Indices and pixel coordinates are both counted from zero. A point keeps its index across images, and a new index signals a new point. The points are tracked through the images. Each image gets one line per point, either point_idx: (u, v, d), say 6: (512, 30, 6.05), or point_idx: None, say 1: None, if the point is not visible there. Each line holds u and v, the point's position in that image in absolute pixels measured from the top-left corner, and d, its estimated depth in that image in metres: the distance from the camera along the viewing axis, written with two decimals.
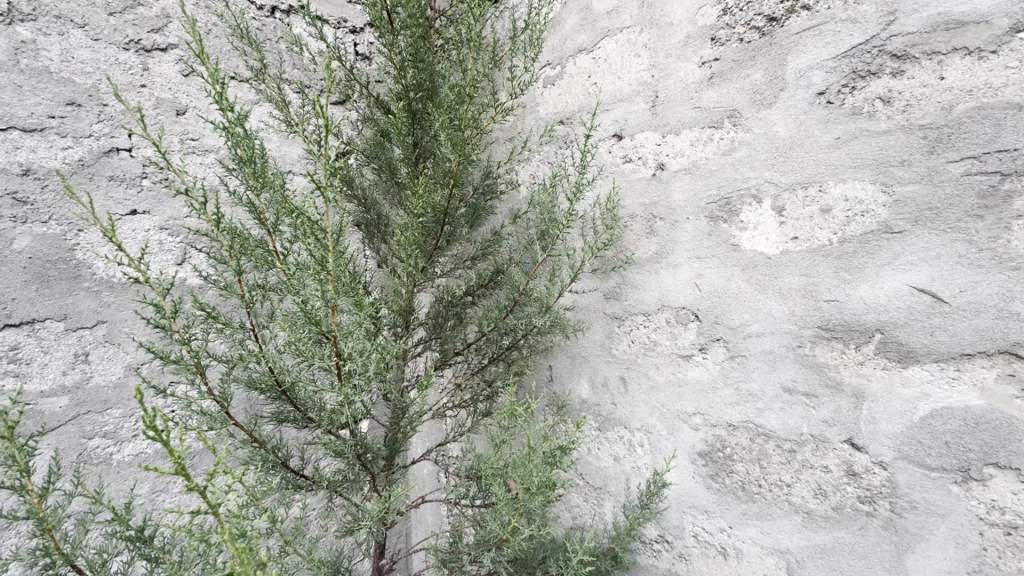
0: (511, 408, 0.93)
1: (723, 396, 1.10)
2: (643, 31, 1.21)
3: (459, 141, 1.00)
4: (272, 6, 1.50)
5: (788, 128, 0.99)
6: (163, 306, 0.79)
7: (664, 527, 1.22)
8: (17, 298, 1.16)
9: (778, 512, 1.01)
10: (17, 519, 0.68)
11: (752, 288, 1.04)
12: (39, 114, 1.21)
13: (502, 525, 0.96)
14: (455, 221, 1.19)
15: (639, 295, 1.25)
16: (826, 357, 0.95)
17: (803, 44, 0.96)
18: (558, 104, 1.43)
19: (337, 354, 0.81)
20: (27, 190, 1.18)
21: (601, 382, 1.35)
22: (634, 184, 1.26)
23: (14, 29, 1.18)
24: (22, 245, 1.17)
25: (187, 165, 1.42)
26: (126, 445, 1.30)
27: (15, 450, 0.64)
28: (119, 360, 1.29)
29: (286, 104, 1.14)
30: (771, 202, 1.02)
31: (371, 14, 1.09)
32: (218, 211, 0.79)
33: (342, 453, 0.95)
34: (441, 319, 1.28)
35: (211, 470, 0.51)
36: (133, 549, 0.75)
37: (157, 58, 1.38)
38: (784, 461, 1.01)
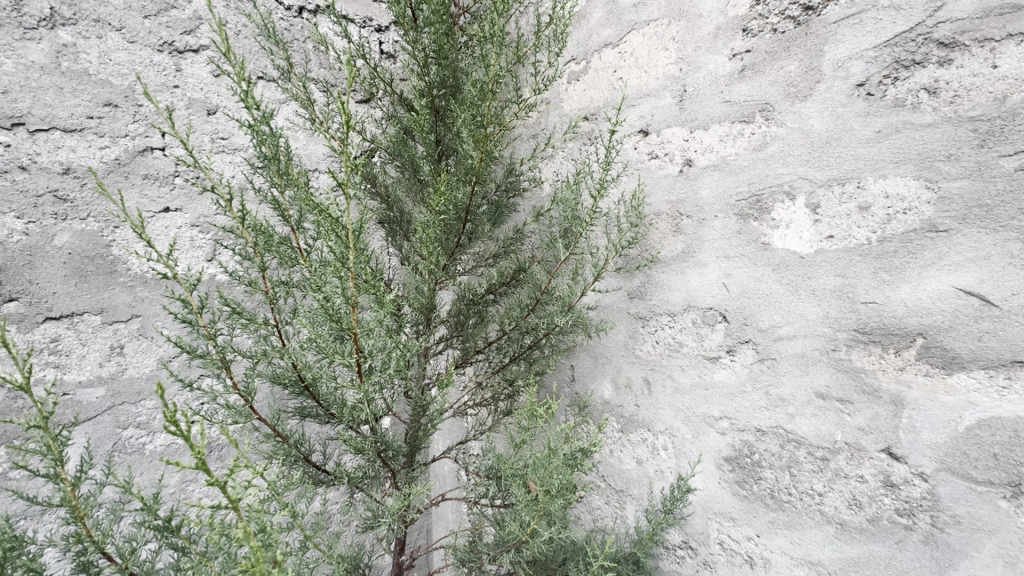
0: (532, 408, 0.91)
1: (751, 400, 1.06)
2: (671, 24, 1.18)
3: (481, 137, 0.99)
4: (300, 7, 1.52)
5: (824, 122, 0.95)
6: (190, 301, 0.80)
7: (688, 533, 1.18)
8: (57, 293, 1.20)
9: (808, 522, 0.97)
10: (52, 506, 0.70)
11: (784, 289, 1.00)
12: (79, 114, 1.25)
13: (522, 526, 0.94)
14: (477, 218, 1.18)
15: (664, 295, 1.22)
16: (863, 361, 0.90)
17: (842, 34, 0.92)
18: (582, 99, 1.41)
19: (357, 350, 0.81)
20: (67, 188, 1.22)
21: (624, 383, 1.32)
22: (660, 181, 1.23)
23: (56, 33, 1.23)
24: (62, 241, 1.21)
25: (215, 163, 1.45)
26: (158, 434, 1.34)
27: (50, 439, 0.66)
28: (152, 353, 1.33)
29: (311, 102, 1.14)
30: (805, 198, 0.98)
31: (395, 12, 1.09)
32: (243, 207, 0.79)
33: (363, 450, 0.95)
34: (462, 317, 1.27)
35: (231, 465, 0.51)
36: (161, 538, 0.77)
37: (189, 60, 1.42)
38: (816, 470, 0.96)
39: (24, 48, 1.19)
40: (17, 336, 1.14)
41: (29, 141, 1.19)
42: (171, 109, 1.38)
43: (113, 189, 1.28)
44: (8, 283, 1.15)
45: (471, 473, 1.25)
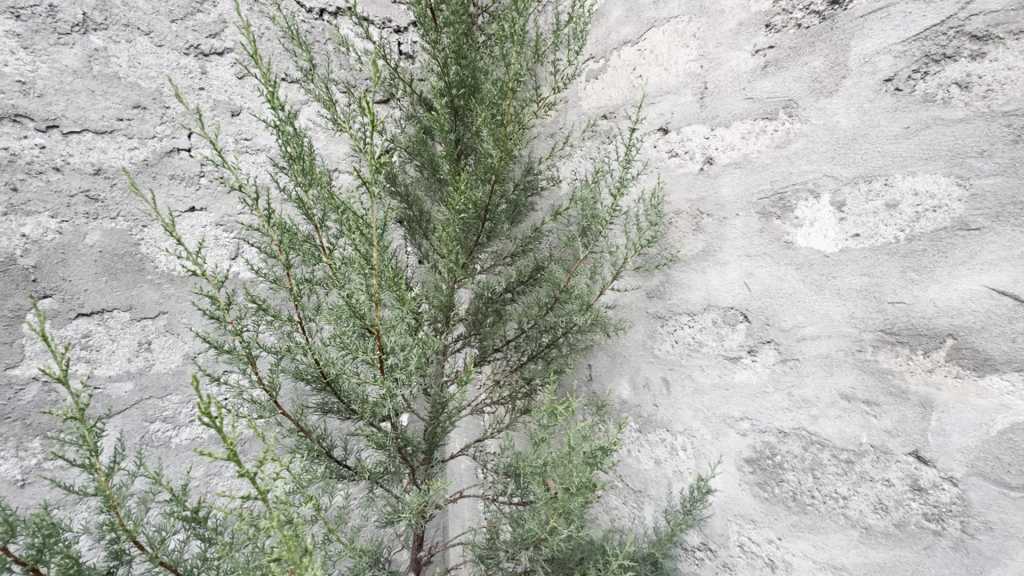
0: (551, 406, 0.91)
1: (773, 401, 1.05)
2: (692, 20, 1.17)
3: (501, 136, 1.00)
4: (321, 8, 1.54)
5: (850, 118, 0.93)
6: (218, 297, 0.82)
7: (708, 534, 1.17)
8: (88, 290, 1.24)
9: (832, 526, 0.96)
10: (87, 495, 0.72)
11: (808, 288, 0.99)
12: (109, 116, 1.29)
13: (541, 524, 0.94)
14: (496, 217, 1.19)
15: (684, 294, 1.21)
16: (889, 363, 0.88)
17: (870, 28, 0.90)
18: (601, 97, 1.41)
19: (379, 347, 0.82)
20: (98, 188, 1.26)
21: (643, 383, 1.31)
22: (680, 179, 1.22)
23: (88, 38, 1.27)
24: (93, 240, 1.25)
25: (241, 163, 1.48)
26: (184, 428, 1.37)
27: (86, 431, 0.68)
28: (178, 350, 1.36)
29: (333, 103, 1.16)
30: (830, 197, 0.96)
31: (415, 13, 1.10)
32: (269, 206, 0.80)
33: (385, 445, 0.96)
34: (481, 316, 1.28)
35: (261, 457, 0.52)
36: (189, 528, 0.79)
37: (214, 62, 1.45)
38: (840, 473, 0.95)
39: (58, 52, 1.23)
40: (51, 331, 1.18)
41: (63, 142, 1.23)
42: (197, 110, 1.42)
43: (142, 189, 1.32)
44: (42, 280, 1.18)
45: (489, 470, 1.26)
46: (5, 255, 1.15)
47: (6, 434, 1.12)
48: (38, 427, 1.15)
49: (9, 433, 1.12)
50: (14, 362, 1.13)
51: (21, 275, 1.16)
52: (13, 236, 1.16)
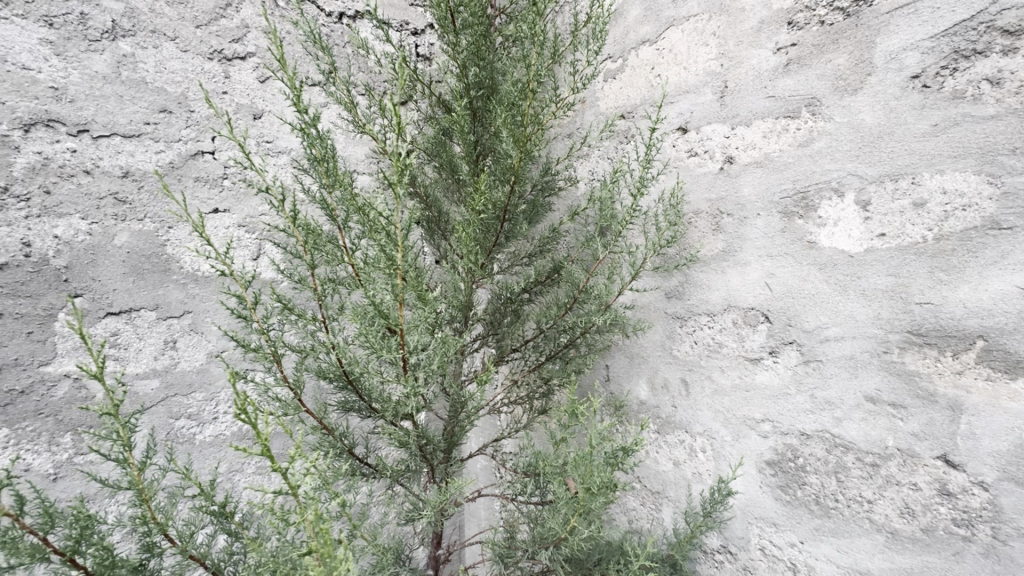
0: (572, 405, 0.91)
1: (795, 403, 1.03)
2: (711, 19, 1.16)
3: (521, 137, 1.00)
4: (340, 12, 1.56)
5: (876, 116, 0.91)
6: (245, 297, 0.83)
7: (728, 537, 1.16)
8: (117, 289, 1.27)
9: (856, 530, 0.94)
10: (120, 489, 0.74)
11: (832, 289, 0.97)
12: (137, 121, 1.32)
13: (561, 523, 0.94)
14: (515, 218, 1.19)
15: (703, 295, 1.20)
16: (917, 364, 0.87)
17: (896, 24, 0.88)
18: (619, 97, 1.41)
19: (402, 346, 0.83)
20: (126, 191, 1.30)
21: (661, 384, 1.31)
22: (699, 179, 1.21)
23: (117, 44, 1.30)
24: (122, 241, 1.29)
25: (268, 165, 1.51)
26: (208, 425, 1.40)
27: (120, 426, 0.70)
28: (202, 348, 1.40)
29: (354, 106, 1.18)
30: (855, 196, 0.95)
31: (435, 15, 1.11)
32: (295, 207, 0.82)
33: (406, 443, 0.97)
34: (499, 316, 1.29)
35: (292, 454, 0.53)
36: (216, 522, 0.81)
37: (237, 67, 1.49)
38: (865, 476, 0.93)
39: (88, 59, 1.26)
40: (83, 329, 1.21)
41: (93, 146, 1.26)
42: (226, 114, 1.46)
43: (172, 190, 1.36)
44: (73, 280, 1.22)
45: (507, 470, 1.26)
46: (38, 255, 1.18)
47: (39, 429, 1.15)
48: (70, 422, 1.18)
49: (42, 428, 1.15)
50: (47, 360, 1.17)
51: (54, 276, 1.19)
52: (46, 238, 1.19)
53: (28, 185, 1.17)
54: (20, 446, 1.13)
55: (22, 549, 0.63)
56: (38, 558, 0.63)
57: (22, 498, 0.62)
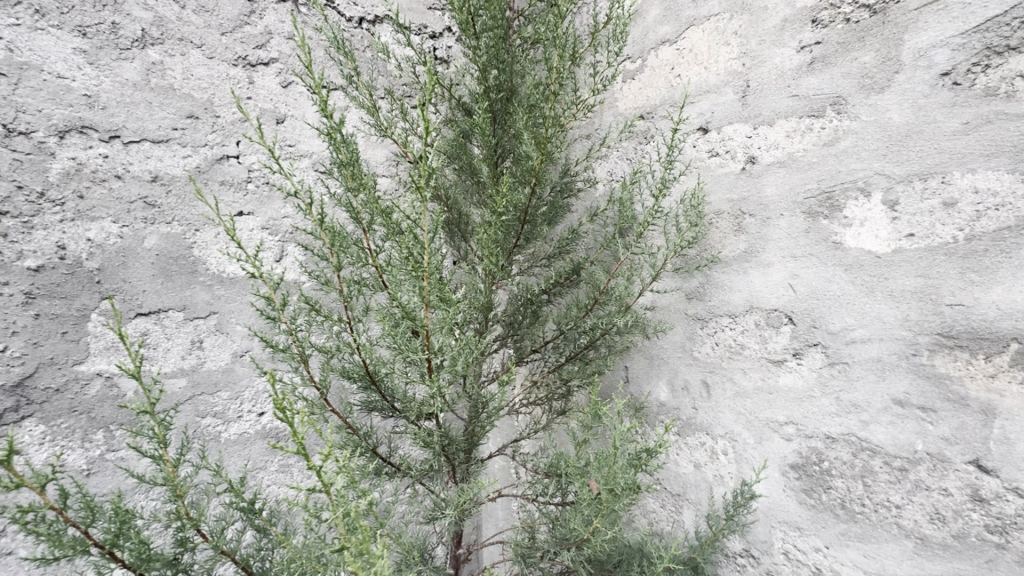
0: (594, 406, 0.91)
1: (820, 406, 1.02)
2: (733, 18, 1.16)
3: (542, 139, 1.01)
4: (361, 17, 1.59)
5: (903, 114, 0.90)
6: (274, 298, 0.85)
7: (750, 541, 1.14)
8: (146, 291, 1.31)
9: (884, 535, 0.92)
10: (156, 485, 0.77)
11: (858, 290, 0.96)
12: (165, 126, 1.36)
13: (583, 524, 0.94)
14: (535, 220, 1.20)
15: (725, 296, 1.20)
16: (947, 367, 0.85)
17: (925, 21, 0.87)
18: (639, 98, 1.40)
19: (427, 347, 0.85)
20: (155, 195, 1.34)
21: (681, 385, 1.30)
22: (721, 179, 1.20)
23: (146, 52, 1.34)
24: (151, 244, 1.32)
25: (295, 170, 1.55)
26: (232, 424, 1.42)
27: (156, 424, 0.73)
28: (227, 348, 1.42)
29: (376, 110, 1.19)
30: (882, 195, 0.93)
31: (456, 20, 1.09)
32: (322, 210, 0.83)
33: (429, 443, 0.98)
34: (519, 317, 1.29)
35: (327, 452, 0.55)
36: (246, 518, 0.83)
37: (261, 72, 1.52)
38: (894, 481, 0.92)
39: (119, 67, 1.31)
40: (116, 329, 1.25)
41: (123, 151, 1.30)
42: (257, 119, 1.50)
43: (205, 194, 1.40)
44: (105, 282, 1.25)
45: (527, 471, 1.26)
46: (72, 258, 1.22)
47: (74, 426, 1.19)
48: (102, 420, 1.22)
49: (76, 425, 1.19)
50: (80, 359, 1.21)
51: (87, 278, 1.23)
52: (79, 241, 1.23)
53: (63, 190, 1.22)
54: (55, 442, 1.17)
55: (65, 541, 0.65)
56: (80, 551, 0.65)
57: (65, 492, 0.64)
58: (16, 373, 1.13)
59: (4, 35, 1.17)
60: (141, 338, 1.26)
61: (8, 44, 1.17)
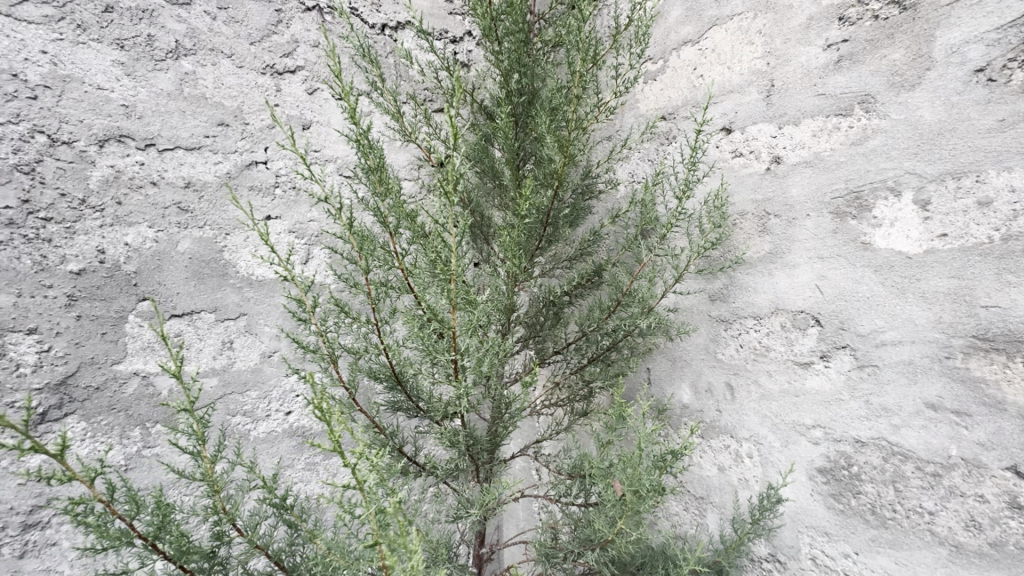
0: (619, 407, 0.91)
1: (849, 409, 1.00)
2: (757, 17, 1.16)
3: (565, 142, 1.02)
4: (383, 24, 1.62)
5: (936, 112, 0.88)
6: (305, 301, 0.87)
7: (776, 546, 1.12)
8: (180, 293, 1.35)
9: (916, 542, 0.90)
10: (195, 480, 0.80)
11: (888, 291, 0.94)
12: (197, 134, 1.41)
13: (608, 525, 0.94)
14: (558, 222, 1.21)
15: (749, 297, 1.18)
16: (983, 371, 0.83)
17: (958, 16, 0.86)
18: (660, 98, 1.40)
19: (454, 349, 0.86)
20: (189, 200, 1.39)
21: (705, 388, 1.29)
22: (745, 179, 1.19)
23: (180, 63, 1.39)
24: (184, 247, 1.37)
25: (325, 175, 1.59)
26: (260, 422, 1.46)
27: (195, 422, 0.76)
28: (256, 348, 1.46)
29: (400, 115, 1.22)
30: (913, 195, 0.92)
31: (479, 24, 1.12)
32: (351, 214, 0.85)
33: (454, 442, 1.00)
34: (541, 318, 1.30)
35: (361, 451, 0.57)
36: (279, 514, 0.85)
37: (288, 80, 1.56)
38: (926, 486, 0.89)
39: (155, 77, 1.36)
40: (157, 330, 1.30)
41: (158, 159, 1.35)
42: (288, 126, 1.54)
43: (241, 200, 1.45)
44: (141, 284, 1.30)
45: (550, 472, 1.26)
46: (111, 262, 1.27)
47: (112, 423, 1.24)
48: (139, 417, 1.27)
49: (114, 422, 1.24)
50: (119, 359, 1.26)
51: (125, 281, 1.28)
52: (118, 245, 1.28)
53: (103, 197, 1.27)
54: (96, 438, 1.21)
55: (112, 532, 0.68)
56: (126, 542, 0.68)
57: (112, 486, 0.68)
58: (59, 372, 1.18)
59: (49, 50, 1.23)
60: (180, 339, 1.31)
61: (53, 58, 1.23)
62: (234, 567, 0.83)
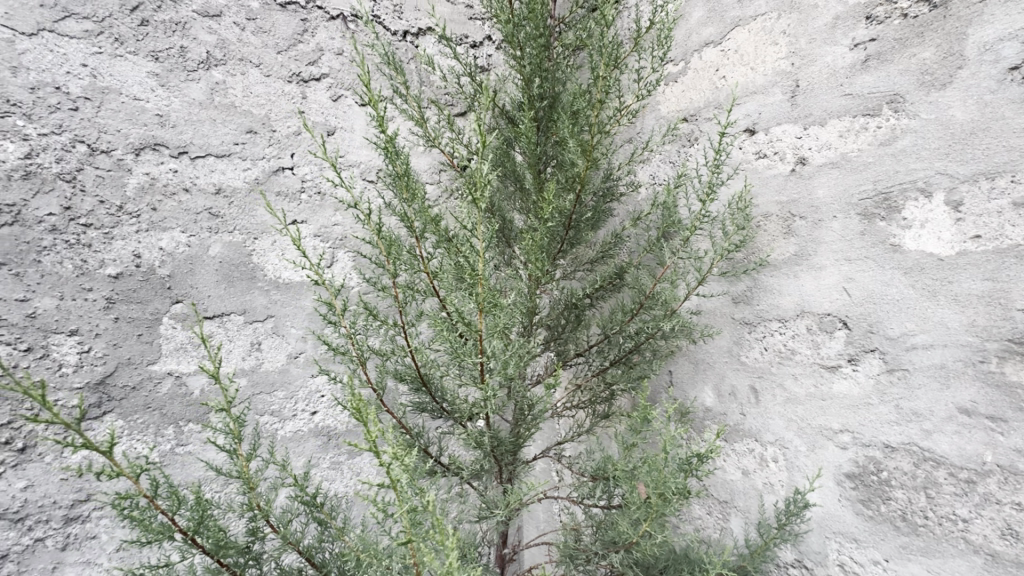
0: (644, 410, 0.91)
1: (878, 414, 0.98)
2: (781, 17, 1.15)
3: (588, 146, 1.02)
4: (405, 31, 1.64)
5: (968, 111, 0.87)
6: (334, 304, 0.89)
7: (803, 552, 1.10)
8: (211, 295, 1.40)
9: (950, 550, 0.88)
10: (231, 477, 0.82)
11: (919, 293, 0.92)
12: (227, 142, 1.45)
13: (632, 527, 0.94)
14: (580, 224, 1.22)
15: (774, 300, 1.17)
16: (1019, 375, 0.82)
17: (991, 13, 0.85)
18: (681, 100, 1.38)
19: (480, 351, 0.87)
20: (219, 206, 1.43)
21: (728, 391, 1.27)
22: (769, 181, 1.18)
23: (211, 73, 1.44)
24: (215, 251, 1.41)
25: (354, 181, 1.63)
26: (287, 422, 1.49)
27: (231, 421, 0.79)
28: (283, 350, 1.50)
29: (423, 120, 1.23)
30: (944, 196, 0.90)
31: (502, 31, 1.14)
32: (380, 220, 0.86)
33: (479, 443, 1.01)
34: (562, 320, 1.31)
35: (396, 451, 0.58)
36: (309, 511, 0.88)
37: (313, 87, 1.59)
38: (960, 493, 0.88)
39: (188, 87, 1.41)
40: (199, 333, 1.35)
41: (190, 166, 1.40)
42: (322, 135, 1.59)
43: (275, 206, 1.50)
44: (175, 287, 1.35)
45: (573, 474, 1.26)
46: (147, 266, 1.32)
47: (148, 421, 1.28)
48: (172, 416, 1.31)
49: (149, 421, 1.28)
50: (153, 359, 1.30)
51: (159, 284, 1.33)
52: (153, 250, 1.33)
53: (139, 203, 1.32)
54: (133, 436, 1.26)
55: (154, 527, 0.71)
56: (167, 536, 0.71)
57: (155, 482, 0.71)
58: (98, 372, 1.23)
59: (89, 63, 1.28)
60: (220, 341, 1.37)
61: (92, 70, 1.28)
62: (266, 563, 0.85)
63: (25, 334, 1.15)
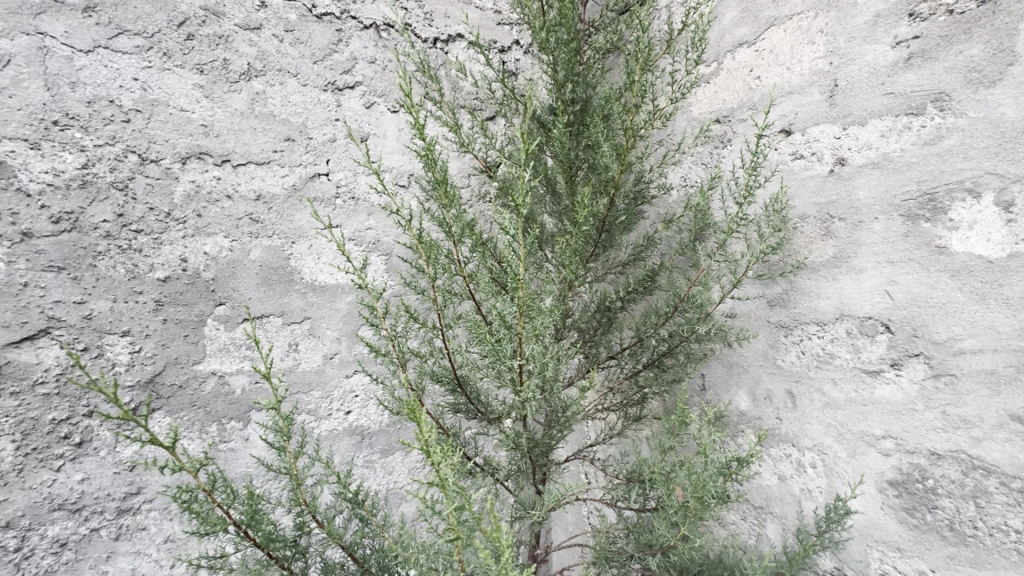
0: (680, 414, 0.91)
1: (924, 420, 0.96)
2: (818, 16, 1.14)
3: (623, 150, 1.03)
4: (435, 38, 1.68)
5: (1019, 109, 0.85)
6: (376, 307, 0.92)
7: (843, 560, 1.08)
8: (252, 298, 1.45)
9: (1001, 562, 0.86)
10: (279, 473, 0.86)
11: (967, 297, 0.90)
12: (267, 149, 1.51)
13: (669, 530, 0.94)
14: (613, 228, 1.22)
15: (812, 303, 1.15)
16: None
17: None
18: (714, 102, 1.37)
19: (519, 354, 0.89)
20: (259, 212, 1.48)
21: (764, 396, 1.25)
22: (806, 182, 1.16)
23: (251, 83, 1.50)
24: (255, 256, 1.47)
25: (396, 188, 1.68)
26: (323, 420, 1.53)
27: (280, 420, 0.82)
28: (319, 351, 1.54)
29: (456, 126, 1.26)
30: (994, 196, 0.88)
31: (535, 37, 1.15)
32: (420, 226, 0.88)
33: (516, 445, 1.02)
34: (594, 323, 1.31)
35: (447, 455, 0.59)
36: (352, 508, 0.90)
37: (347, 95, 1.64)
38: (1012, 503, 0.85)
39: (230, 98, 1.47)
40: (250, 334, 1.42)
41: (233, 173, 1.45)
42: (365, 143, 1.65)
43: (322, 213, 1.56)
44: (218, 290, 1.41)
45: (606, 476, 1.27)
46: (192, 270, 1.37)
47: (193, 418, 1.34)
48: (216, 414, 1.37)
49: (195, 418, 1.34)
50: (198, 359, 1.36)
51: (204, 286, 1.39)
52: (198, 254, 1.39)
53: (185, 210, 1.38)
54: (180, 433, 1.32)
55: (211, 519, 0.74)
56: (222, 528, 0.74)
57: (213, 476, 0.74)
58: (148, 371, 1.29)
59: (140, 76, 1.35)
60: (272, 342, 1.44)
61: (143, 84, 1.35)
62: (311, 557, 0.88)
63: (82, 334, 1.21)
